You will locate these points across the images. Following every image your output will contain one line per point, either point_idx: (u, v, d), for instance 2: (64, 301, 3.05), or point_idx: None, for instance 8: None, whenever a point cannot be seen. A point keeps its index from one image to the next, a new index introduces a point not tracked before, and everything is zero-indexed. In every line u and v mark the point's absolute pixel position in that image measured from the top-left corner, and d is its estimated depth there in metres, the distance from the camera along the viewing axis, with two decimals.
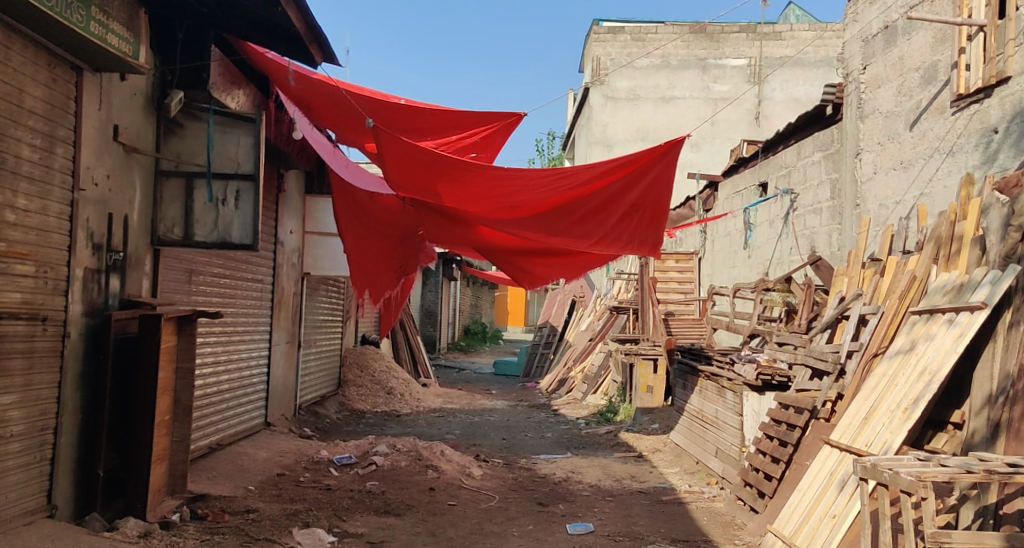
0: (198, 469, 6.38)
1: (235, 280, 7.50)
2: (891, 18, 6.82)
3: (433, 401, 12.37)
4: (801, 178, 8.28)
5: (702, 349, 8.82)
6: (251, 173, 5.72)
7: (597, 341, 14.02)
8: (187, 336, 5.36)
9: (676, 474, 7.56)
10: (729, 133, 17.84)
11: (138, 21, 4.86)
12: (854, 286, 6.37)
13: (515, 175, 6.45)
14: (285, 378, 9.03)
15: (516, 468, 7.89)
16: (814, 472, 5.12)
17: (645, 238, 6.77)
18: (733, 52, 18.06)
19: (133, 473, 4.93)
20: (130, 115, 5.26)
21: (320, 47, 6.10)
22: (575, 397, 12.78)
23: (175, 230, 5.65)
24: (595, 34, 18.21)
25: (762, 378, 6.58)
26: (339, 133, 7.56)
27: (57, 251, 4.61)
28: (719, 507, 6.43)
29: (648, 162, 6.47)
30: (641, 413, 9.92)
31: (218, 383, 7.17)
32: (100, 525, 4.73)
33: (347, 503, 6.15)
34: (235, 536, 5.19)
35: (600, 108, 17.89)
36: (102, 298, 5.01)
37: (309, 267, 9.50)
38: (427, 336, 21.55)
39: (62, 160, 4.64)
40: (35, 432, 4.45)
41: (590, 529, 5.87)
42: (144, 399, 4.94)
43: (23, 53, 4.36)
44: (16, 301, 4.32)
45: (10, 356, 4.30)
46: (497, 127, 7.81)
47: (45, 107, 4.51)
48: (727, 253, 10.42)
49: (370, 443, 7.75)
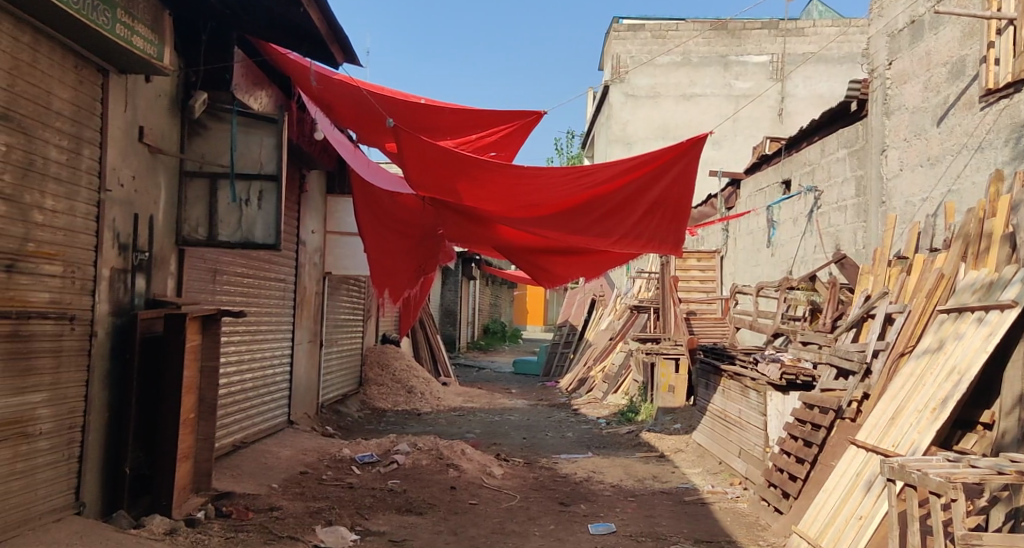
0: (222, 467, 6.41)
1: (259, 280, 7.55)
2: (917, 13, 6.74)
3: (454, 400, 12.36)
4: (825, 175, 8.20)
5: (724, 348, 8.76)
6: (274, 173, 5.77)
7: (618, 340, 13.94)
8: (211, 334, 5.41)
9: (699, 475, 7.52)
10: (751, 130, 17.71)
11: (162, 22, 4.92)
12: (881, 285, 6.31)
13: (534, 174, 6.44)
14: (308, 377, 9.09)
15: (536, 468, 7.87)
16: (840, 472, 5.07)
17: (667, 236, 6.70)
18: (755, 49, 17.91)
19: (158, 472, 4.99)
20: (155, 116, 5.32)
21: (341, 47, 6.07)
22: (597, 396, 12.75)
23: (199, 230, 5.69)
24: (615, 32, 18.14)
25: (786, 378, 6.52)
26: (360, 134, 7.61)
27: (84, 250, 4.65)
28: (743, 508, 6.39)
29: (668, 161, 6.43)
30: (663, 413, 9.88)
31: (242, 383, 7.23)
32: (127, 522, 4.76)
33: (368, 501, 6.17)
34: (259, 535, 5.21)
35: (620, 106, 17.85)
36: (128, 297, 5.06)
37: (330, 266, 9.54)
38: (446, 336, 21.61)
39: (88, 161, 4.68)
40: (63, 430, 4.49)
41: (612, 529, 5.85)
42: (169, 398, 4.99)
43: (50, 55, 4.39)
44: (44, 300, 4.36)
45: (39, 356, 4.33)
46: (517, 127, 7.79)
47: (72, 109, 4.55)
48: (750, 251, 10.34)
49: (392, 442, 7.76)
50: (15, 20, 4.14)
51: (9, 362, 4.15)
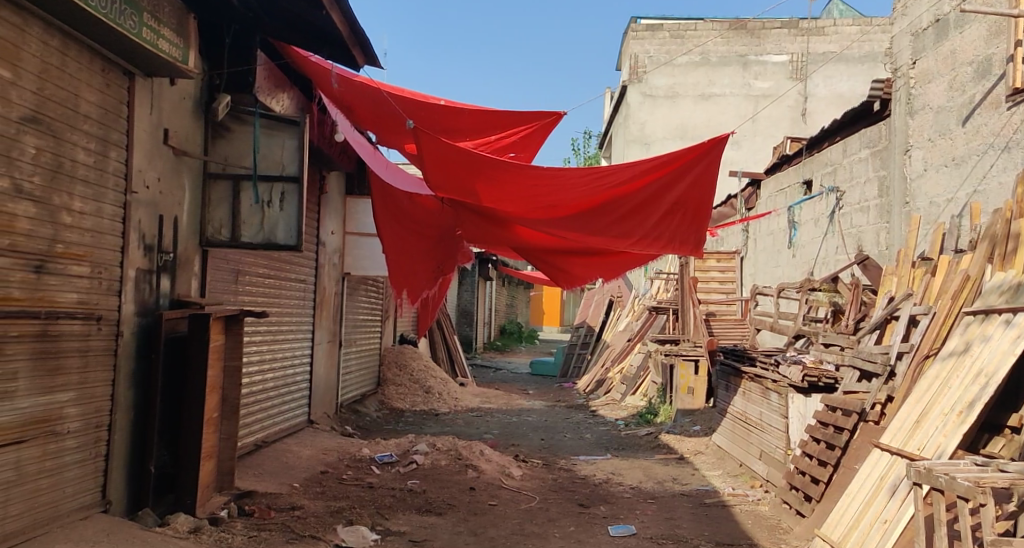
0: (244, 466, 6.47)
1: (280, 280, 7.61)
2: (942, 11, 6.68)
3: (471, 400, 12.38)
4: (847, 175, 8.15)
5: (745, 350, 8.73)
6: (295, 176, 5.78)
7: (636, 341, 13.92)
8: (233, 334, 5.46)
9: (719, 477, 7.49)
10: (770, 129, 17.61)
11: (187, 25, 4.96)
12: (904, 286, 6.25)
13: (554, 174, 6.45)
14: (327, 377, 9.13)
15: (555, 469, 7.88)
16: (863, 476, 5.03)
17: (687, 237, 6.68)
18: (775, 48, 17.79)
19: (182, 470, 5.03)
20: (179, 118, 5.37)
21: (362, 50, 6.07)
22: (615, 398, 12.75)
23: (223, 231, 5.76)
24: (633, 32, 18.08)
25: (807, 380, 6.48)
26: (379, 135, 7.63)
27: (110, 251, 4.69)
28: (764, 510, 6.35)
29: (688, 161, 6.42)
30: (682, 415, 9.85)
31: (264, 383, 7.29)
32: (152, 520, 4.81)
33: (388, 501, 6.19)
34: (281, 533, 5.24)
35: (638, 106, 17.83)
36: (153, 297, 5.11)
37: (349, 267, 9.58)
38: (463, 336, 21.65)
39: (114, 163, 4.73)
40: (90, 429, 4.53)
41: (632, 532, 5.84)
42: (193, 398, 5.03)
43: (78, 58, 4.43)
44: (73, 301, 4.40)
45: (67, 355, 4.37)
46: (536, 127, 7.79)
47: (99, 112, 4.59)
48: (771, 252, 10.29)
49: (410, 442, 7.78)
50: (45, 24, 4.18)
51: (38, 362, 4.18)
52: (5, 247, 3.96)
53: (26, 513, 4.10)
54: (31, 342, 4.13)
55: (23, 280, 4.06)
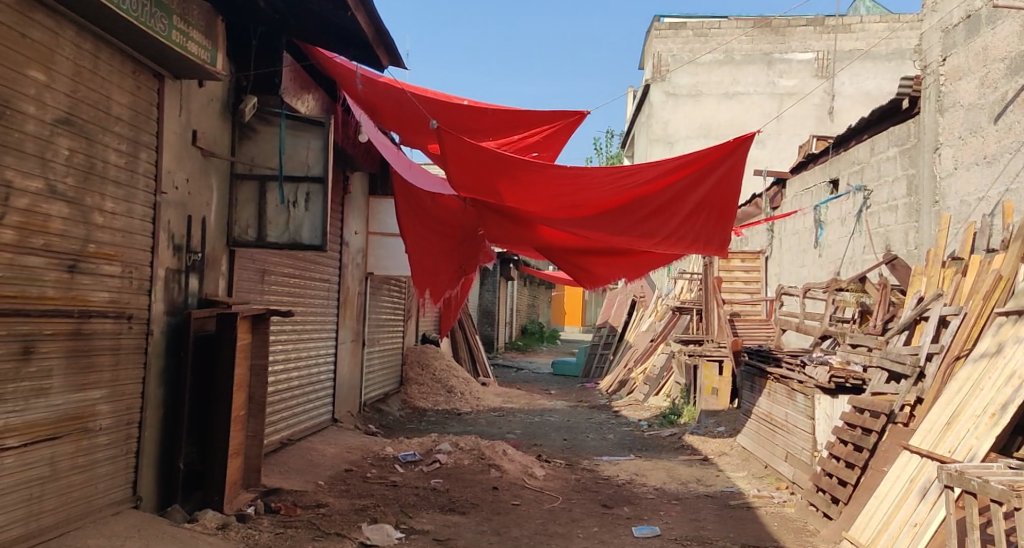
0: (270, 464, 6.52)
1: (305, 280, 7.66)
2: (973, 7, 6.58)
3: (493, 400, 12.40)
4: (875, 174, 8.07)
5: (770, 350, 8.65)
6: (320, 176, 5.82)
7: (659, 341, 13.86)
8: (260, 333, 5.50)
9: (744, 479, 7.44)
10: (796, 128, 17.46)
11: (215, 28, 5.01)
12: (934, 286, 6.17)
13: (578, 173, 6.43)
14: (351, 376, 9.17)
15: (578, 469, 7.86)
16: (892, 478, 4.98)
17: (712, 237, 6.64)
18: (800, 46, 17.60)
19: (210, 467, 5.08)
20: (207, 120, 5.43)
21: (387, 51, 6.10)
22: (637, 398, 12.71)
23: (249, 231, 5.81)
24: (657, 31, 18.01)
25: (835, 381, 6.37)
26: (403, 135, 7.65)
27: (141, 251, 4.75)
28: (790, 512, 6.30)
29: (714, 160, 6.39)
30: (706, 416, 9.79)
31: (289, 381, 7.34)
32: (181, 516, 4.87)
33: (412, 500, 6.21)
34: (307, 530, 5.28)
35: (661, 106, 17.81)
36: (182, 296, 5.17)
37: (372, 266, 9.63)
38: (485, 336, 21.68)
39: (145, 164, 4.79)
40: (121, 426, 4.59)
41: (656, 533, 5.81)
42: (220, 396, 5.08)
43: (110, 61, 4.49)
44: (105, 300, 4.45)
45: (99, 354, 4.42)
46: (560, 126, 7.78)
47: (130, 113, 4.65)
48: (796, 252, 10.21)
49: (433, 441, 7.81)
50: (78, 27, 4.24)
51: (71, 360, 4.24)
52: (40, 247, 4.02)
53: (61, 508, 4.16)
54: (65, 340, 4.18)
55: (57, 279, 4.12)
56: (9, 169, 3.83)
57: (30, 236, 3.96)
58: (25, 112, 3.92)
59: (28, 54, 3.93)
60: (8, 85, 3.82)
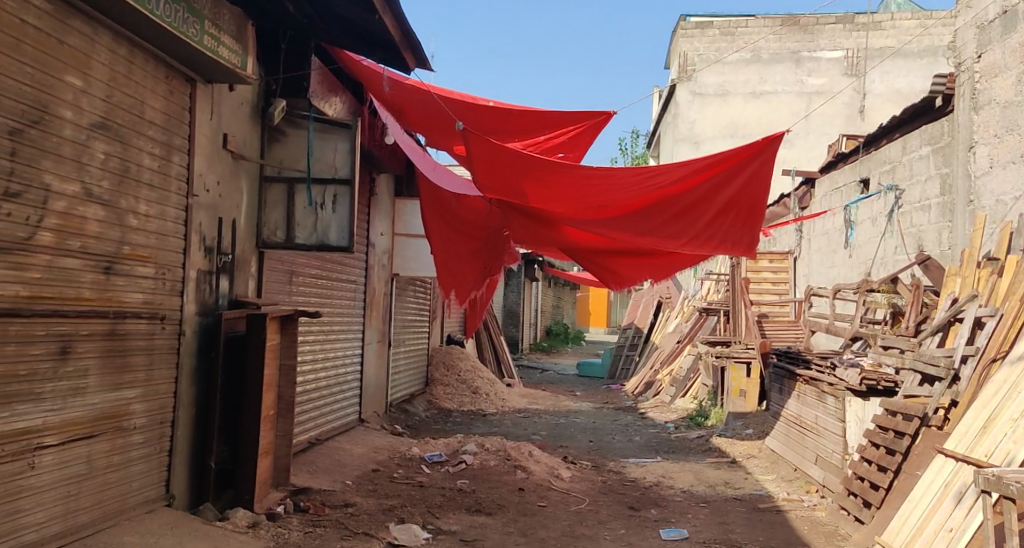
0: (299, 463, 6.57)
1: (333, 281, 7.71)
2: (1010, 3, 6.46)
3: (518, 401, 12.39)
4: (907, 173, 7.96)
5: (799, 352, 8.57)
6: (347, 178, 5.86)
7: (686, 343, 13.76)
8: (289, 334, 5.55)
9: (773, 482, 7.37)
10: (825, 127, 17.27)
11: (246, 32, 5.05)
12: (969, 287, 6.07)
13: (604, 174, 6.40)
14: (377, 377, 9.22)
15: (605, 471, 7.83)
16: (926, 482, 4.90)
17: (739, 237, 6.59)
18: (829, 44, 17.38)
19: (240, 466, 5.13)
20: (237, 123, 5.49)
21: (414, 53, 6.11)
22: (663, 400, 12.65)
23: (278, 233, 5.86)
24: (682, 30, 17.92)
25: (866, 383, 6.32)
26: (429, 137, 7.66)
27: (173, 253, 4.80)
28: (820, 516, 6.22)
29: (742, 160, 6.33)
30: (734, 418, 9.71)
31: (317, 381, 7.38)
32: (212, 514, 4.91)
33: (438, 500, 6.22)
34: (335, 530, 5.31)
35: (687, 105, 17.77)
36: (213, 297, 5.22)
37: (398, 267, 9.67)
38: (509, 336, 21.68)
39: (177, 167, 4.84)
40: (155, 425, 4.64)
41: (684, 535, 5.77)
42: (250, 396, 5.12)
43: (144, 66, 4.54)
44: (139, 301, 4.51)
45: (133, 354, 4.47)
46: (586, 127, 7.75)
47: (164, 117, 4.70)
48: (826, 252, 10.10)
49: (460, 441, 7.82)
50: (113, 34, 4.29)
51: (107, 360, 4.29)
52: (76, 249, 4.07)
53: (97, 505, 4.22)
54: (100, 340, 4.23)
55: (93, 280, 4.18)
56: (47, 173, 3.89)
57: (67, 238, 4.02)
58: (63, 117, 3.98)
59: (65, 60, 3.98)
60: (46, 90, 3.87)
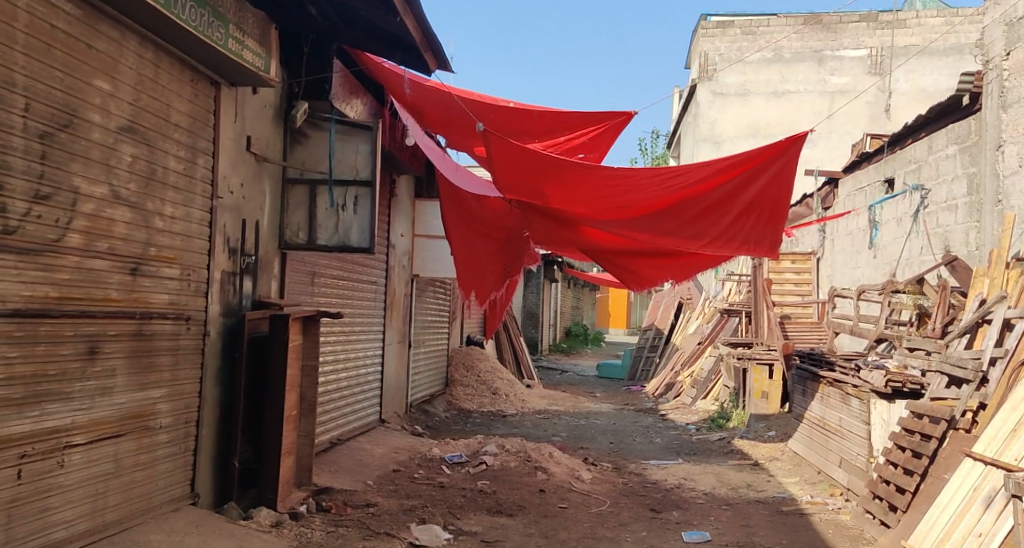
0: (321, 463, 6.60)
1: (354, 282, 7.74)
2: None
3: (538, 402, 12.37)
4: (933, 173, 7.87)
5: (823, 354, 8.49)
6: (368, 179, 5.83)
7: (707, 344, 13.66)
8: (311, 335, 5.57)
9: (796, 484, 7.30)
10: (848, 127, 17.12)
11: (270, 36, 5.08)
12: (997, 288, 5.97)
13: (625, 174, 6.37)
14: (398, 377, 9.24)
15: (626, 473, 7.80)
16: (954, 486, 4.84)
17: (762, 238, 6.53)
18: (853, 43, 17.21)
19: (264, 466, 5.16)
20: (260, 125, 5.52)
21: (435, 55, 6.12)
22: (684, 402, 12.58)
23: (300, 234, 5.89)
24: (703, 29, 17.85)
25: (891, 386, 6.20)
26: (449, 138, 7.67)
27: (198, 254, 4.84)
28: (845, 520, 6.16)
29: (765, 159, 6.29)
30: (756, 420, 9.64)
31: (338, 382, 7.41)
32: (236, 513, 4.94)
33: (459, 501, 6.21)
34: (357, 529, 5.32)
35: (708, 105, 17.73)
36: (236, 298, 5.26)
37: (418, 268, 9.68)
38: (529, 337, 21.66)
39: (202, 169, 4.88)
40: (181, 425, 4.68)
41: (706, 538, 5.73)
42: (273, 396, 5.15)
43: (170, 70, 4.58)
44: (165, 301, 4.54)
45: (159, 354, 4.51)
46: (607, 127, 7.73)
47: (189, 120, 4.74)
48: (849, 253, 10.00)
49: (480, 442, 7.82)
50: (141, 38, 4.33)
51: (134, 359, 4.33)
52: (104, 250, 4.11)
53: (124, 503, 4.26)
54: (127, 340, 4.27)
55: (120, 282, 4.21)
56: (76, 176, 3.93)
57: (95, 240, 4.05)
58: (92, 121, 4.01)
59: (93, 64, 4.02)
60: (75, 94, 3.91)
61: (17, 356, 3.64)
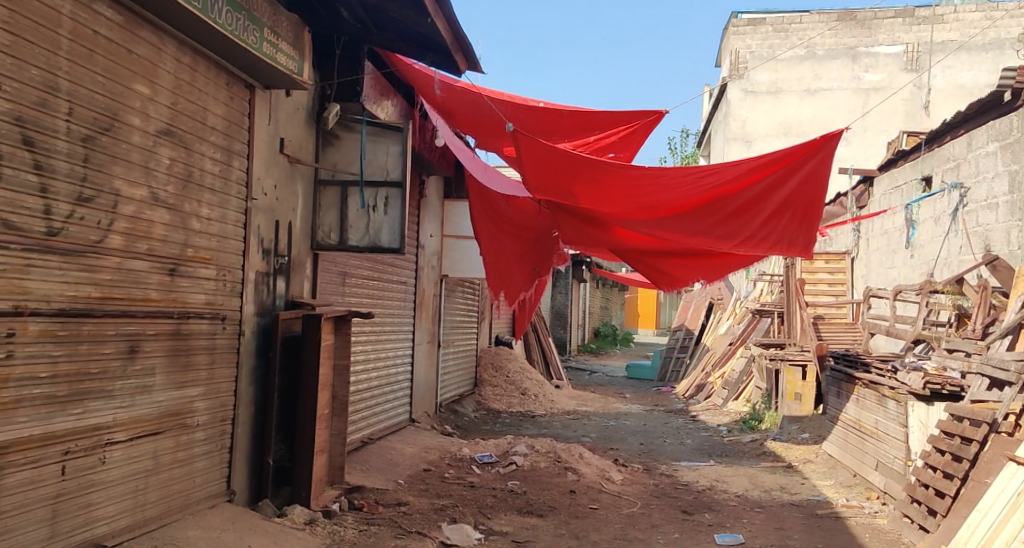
0: (353, 462, 6.62)
1: (384, 282, 7.77)
2: None
3: (567, 403, 12.34)
4: (972, 170, 7.71)
5: (857, 355, 8.36)
6: (399, 180, 5.88)
7: (738, 345, 13.50)
8: (343, 334, 5.60)
9: (831, 487, 7.20)
10: (883, 124, 16.86)
11: (303, 39, 5.12)
12: None
13: (656, 174, 6.32)
14: (427, 377, 9.27)
15: (656, 474, 7.74)
16: (997, 491, 4.73)
17: (796, 237, 6.44)
18: (888, 39, 16.97)
19: (297, 464, 5.20)
20: (293, 127, 5.56)
21: (465, 55, 6.09)
22: (715, 403, 12.46)
23: (332, 235, 5.92)
24: (734, 27, 17.69)
25: (930, 387, 6.15)
26: (479, 139, 7.66)
27: (234, 255, 4.88)
28: (882, 524, 6.05)
29: (800, 158, 6.20)
30: (789, 422, 9.52)
31: (369, 381, 7.44)
32: (271, 510, 4.98)
33: (490, 501, 6.21)
34: (389, 528, 5.33)
35: (739, 103, 17.51)
36: (270, 297, 5.29)
37: (447, 269, 9.68)
38: (557, 338, 21.61)
39: (237, 172, 4.92)
40: (217, 423, 4.73)
41: (739, 541, 5.67)
42: (306, 395, 5.18)
43: (207, 73, 4.62)
44: (201, 301, 4.59)
45: (197, 353, 4.55)
46: (637, 127, 7.67)
47: (224, 123, 4.78)
48: (885, 252, 9.85)
49: (510, 442, 7.81)
50: (178, 42, 4.37)
51: (172, 358, 4.37)
52: (144, 251, 4.16)
53: (163, 499, 4.31)
54: (166, 339, 4.32)
55: (159, 282, 4.26)
56: (117, 179, 3.98)
57: (135, 242, 4.10)
58: (131, 124, 4.06)
59: (133, 69, 4.07)
60: (116, 99, 3.96)
61: (61, 355, 3.70)
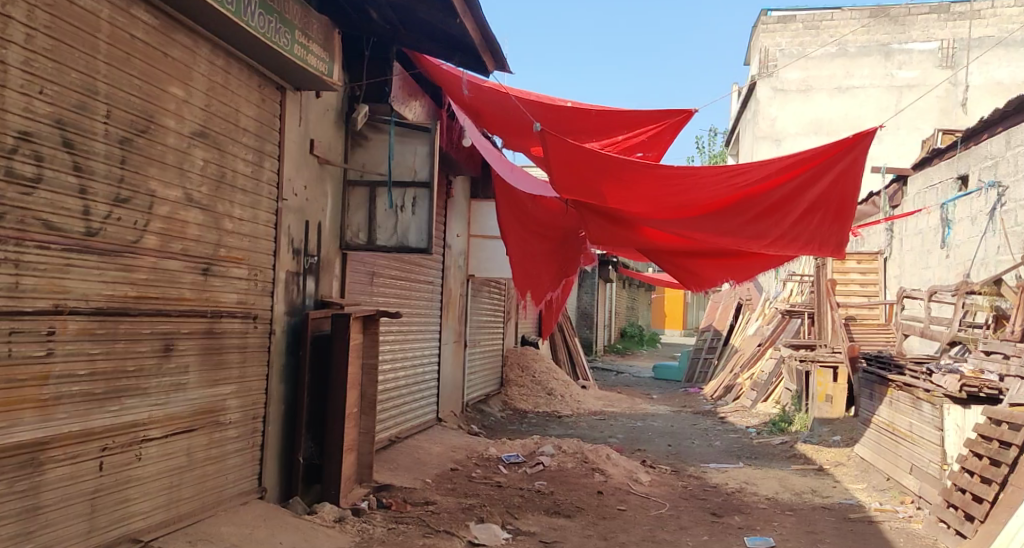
0: (381, 461, 6.64)
1: (412, 281, 7.78)
2: None
3: (594, 403, 12.28)
4: (1011, 169, 7.55)
5: (890, 357, 8.23)
6: (426, 181, 5.85)
7: (767, 346, 13.36)
8: (371, 334, 5.61)
9: (864, 491, 7.09)
10: (917, 122, 16.55)
11: (333, 40, 5.13)
12: None
13: (686, 172, 6.26)
14: (454, 376, 9.28)
15: (685, 476, 7.68)
16: None
17: (828, 237, 6.34)
18: (922, 35, 16.68)
19: (327, 462, 5.23)
20: (322, 128, 5.58)
21: (494, 56, 6.05)
22: (744, 405, 12.33)
23: (361, 234, 5.94)
24: (764, 25, 17.65)
25: (966, 390, 5.95)
26: (507, 139, 7.65)
27: (265, 255, 4.91)
28: (917, 528, 5.94)
29: (832, 156, 6.12)
30: (819, 424, 9.40)
31: (397, 380, 7.46)
32: (301, 508, 5.02)
33: (517, 501, 6.19)
34: (417, 527, 5.33)
35: (768, 101, 17.37)
36: (300, 297, 5.32)
37: (474, 268, 9.69)
38: (584, 338, 21.54)
39: (268, 172, 4.95)
40: (249, 422, 4.76)
41: (770, 544, 5.60)
42: (335, 395, 5.20)
43: (239, 75, 4.65)
44: (233, 300, 4.62)
45: (229, 352, 4.59)
46: (665, 126, 7.62)
47: (256, 124, 4.81)
48: (919, 252, 9.69)
49: (537, 442, 7.78)
50: (211, 45, 4.40)
51: (205, 357, 4.41)
52: (178, 251, 4.19)
53: (196, 496, 4.34)
54: (199, 338, 4.35)
55: (192, 282, 4.30)
56: (152, 180, 4.01)
57: (170, 242, 4.14)
58: (166, 126, 4.10)
59: (168, 72, 4.11)
60: (152, 101, 4.00)
61: (99, 353, 3.73)
